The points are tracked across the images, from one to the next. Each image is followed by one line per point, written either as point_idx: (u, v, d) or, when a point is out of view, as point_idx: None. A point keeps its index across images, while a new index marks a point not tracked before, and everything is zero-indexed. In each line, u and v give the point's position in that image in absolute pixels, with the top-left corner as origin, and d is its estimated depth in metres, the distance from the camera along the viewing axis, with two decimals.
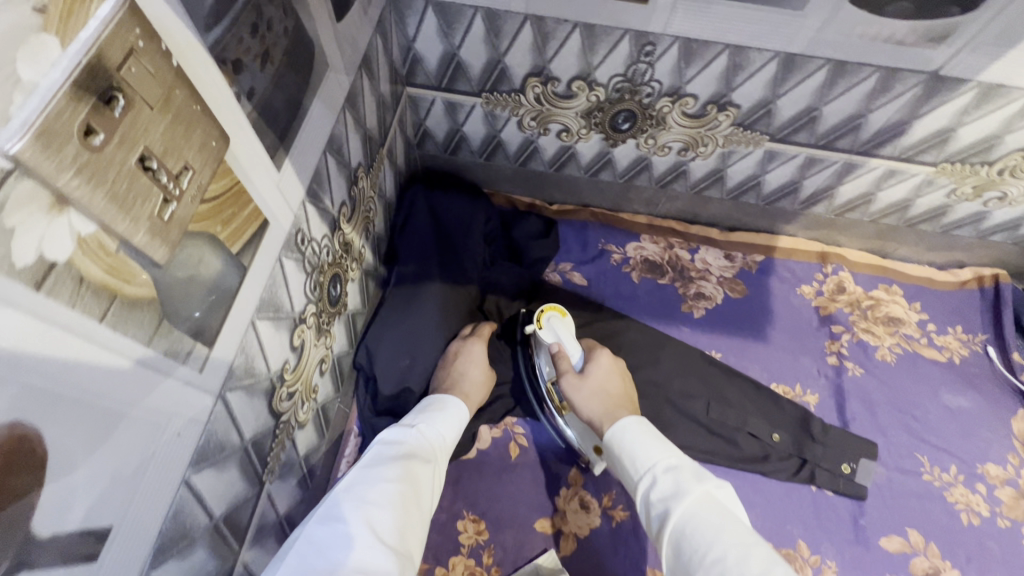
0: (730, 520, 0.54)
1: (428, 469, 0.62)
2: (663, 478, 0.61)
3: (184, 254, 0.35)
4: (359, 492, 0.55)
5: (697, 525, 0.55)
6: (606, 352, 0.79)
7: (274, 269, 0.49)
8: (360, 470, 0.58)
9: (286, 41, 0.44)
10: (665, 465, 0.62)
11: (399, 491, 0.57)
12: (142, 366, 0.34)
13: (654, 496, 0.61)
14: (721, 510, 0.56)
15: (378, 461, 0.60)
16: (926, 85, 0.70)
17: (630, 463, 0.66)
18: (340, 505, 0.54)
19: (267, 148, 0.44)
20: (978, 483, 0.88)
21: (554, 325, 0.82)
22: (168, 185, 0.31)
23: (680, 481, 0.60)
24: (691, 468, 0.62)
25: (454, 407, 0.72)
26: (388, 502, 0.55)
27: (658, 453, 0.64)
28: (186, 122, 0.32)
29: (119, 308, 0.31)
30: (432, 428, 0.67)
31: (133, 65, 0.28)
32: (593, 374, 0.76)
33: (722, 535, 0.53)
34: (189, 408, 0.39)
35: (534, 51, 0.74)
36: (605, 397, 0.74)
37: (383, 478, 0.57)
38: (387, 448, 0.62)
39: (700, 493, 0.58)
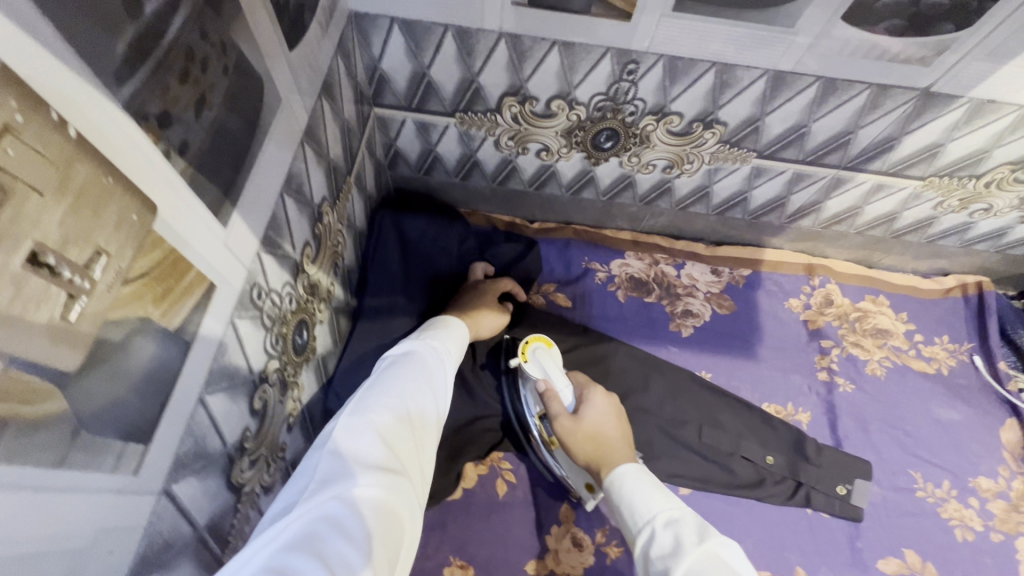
0: None
1: (447, 373, 0.58)
2: (663, 533, 0.55)
3: (105, 348, 0.30)
4: (381, 389, 0.50)
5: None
6: (600, 391, 0.76)
7: (226, 333, 0.44)
8: (379, 372, 0.53)
9: (228, 80, 0.39)
10: (666, 517, 0.57)
11: (423, 393, 0.52)
12: (55, 491, 0.28)
13: (653, 551, 0.55)
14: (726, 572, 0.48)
15: (399, 361, 0.55)
16: (918, 101, 0.67)
17: (628, 514, 0.60)
18: (361, 402, 0.48)
19: (210, 206, 0.38)
20: (971, 497, 0.87)
21: (539, 357, 0.80)
22: (74, 280, 0.26)
23: (681, 538, 0.53)
24: (695, 522, 0.55)
25: (460, 325, 0.67)
26: (414, 401, 0.51)
27: (659, 504, 0.58)
28: (94, 201, 0.27)
29: (16, 436, 0.25)
30: (447, 339, 0.62)
31: (11, 145, 0.22)
32: (588, 416, 0.73)
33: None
34: (122, 517, 0.34)
35: (510, 70, 0.69)
36: (601, 441, 0.70)
37: (404, 378, 0.52)
38: (404, 351, 0.56)
39: (702, 551, 0.51)
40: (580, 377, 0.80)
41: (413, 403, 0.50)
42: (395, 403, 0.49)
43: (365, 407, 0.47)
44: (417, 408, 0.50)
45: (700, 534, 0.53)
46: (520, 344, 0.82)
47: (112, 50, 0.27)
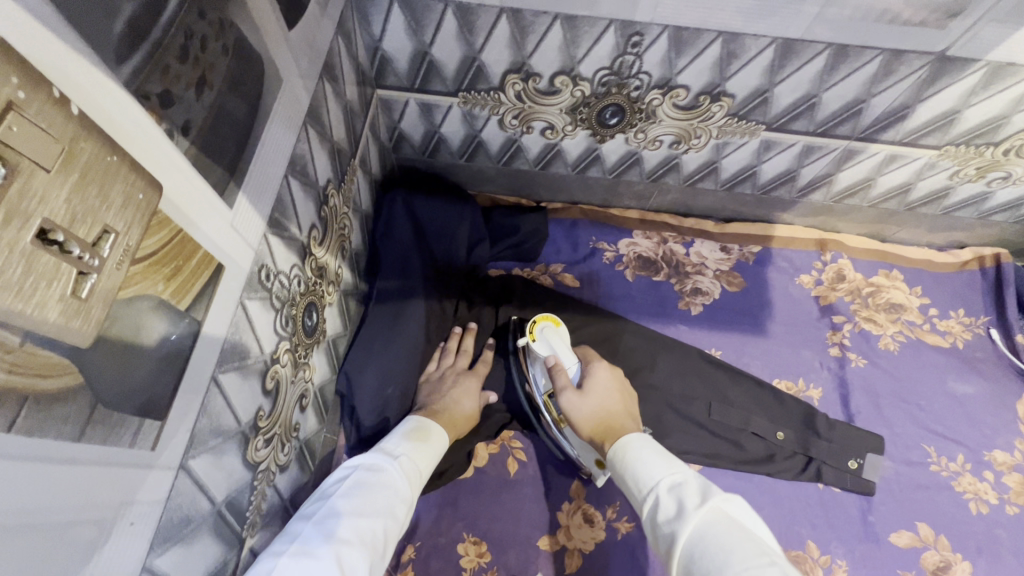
0: (742, 537, 0.47)
1: (406, 495, 0.58)
2: (667, 497, 0.54)
3: (119, 326, 0.30)
4: (331, 523, 0.50)
5: (706, 547, 0.48)
6: (604, 366, 0.76)
7: (236, 314, 0.44)
8: (334, 496, 0.54)
9: (228, 60, 0.39)
10: (671, 482, 0.55)
11: (373, 528, 0.52)
12: (75, 464, 0.29)
13: (660, 518, 0.54)
14: (733, 528, 0.48)
15: (356, 484, 0.56)
16: (932, 66, 0.65)
17: (634, 483, 0.59)
18: (307, 537, 0.49)
19: (215, 186, 0.39)
20: (986, 471, 0.86)
21: (547, 335, 0.79)
22: (85, 257, 0.26)
23: (685, 499, 0.53)
24: (699, 483, 0.54)
25: (439, 438, 0.68)
26: (359, 536, 0.50)
27: (662, 469, 0.57)
28: (100, 177, 0.27)
29: (35, 408, 0.26)
30: (413, 454, 0.62)
31: (15, 122, 0.22)
32: (591, 390, 0.73)
33: (736, 558, 0.45)
34: (143, 491, 0.35)
35: (512, 47, 0.68)
36: (606, 415, 0.70)
37: (355, 509, 0.53)
38: (364, 470, 0.58)
39: (705, 511, 0.50)
40: (586, 352, 0.80)
41: (359, 542, 0.50)
42: (342, 541, 0.49)
43: (309, 547, 0.48)
44: (358, 544, 0.50)
45: (704, 495, 0.52)
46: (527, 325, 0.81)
47: (109, 29, 0.27)
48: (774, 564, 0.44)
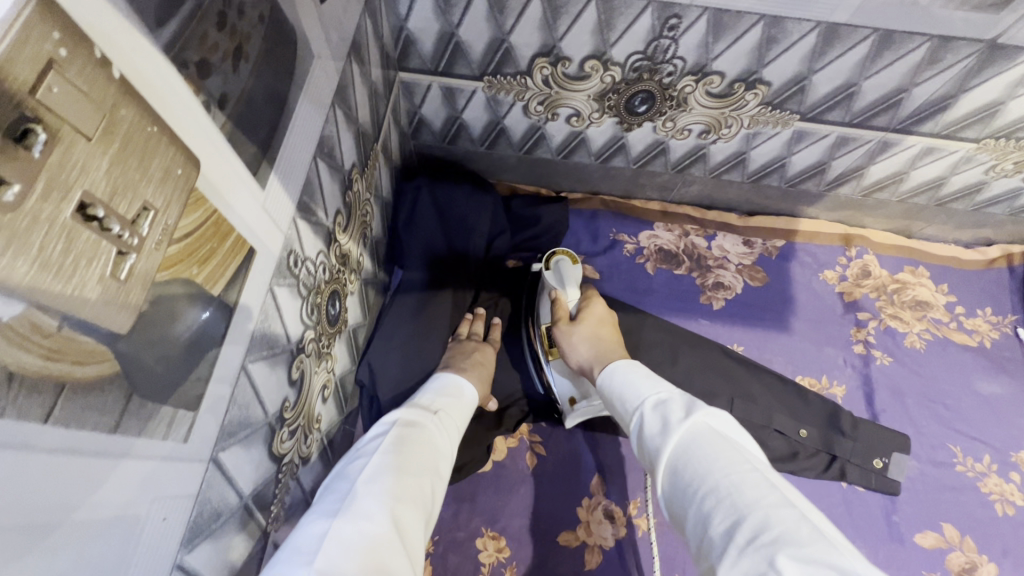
0: (727, 446, 0.44)
1: (446, 455, 0.58)
2: (651, 413, 0.51)
3: (156, 311, 0.29)
4: (383, 477, 0.50)
5: (688, 458, 0.44)
6: (603, 302, 0.74)
7: (265, 301, 0.42)
8: (381, 455, 0.52)
9: (263, 31, 0.37)
10: (654, 399, 0.52)
11: (422, 488, 0.52)
12: (110, 458, 0.27)
13: (643, 435, 0.50)
14: (717, 438, 0.45)
15: (401, 440, 0.55)
16: (981, 54, 0.63)
17: (621, 405, 0.56)
18: (362, 496, 0.47)
19: (249, 165, 0.37)
20: (1013, 472, 0.85)
21: (561, 268, 0.78)
22: (124, 236, 0.24)
23: (669, 413, 0.49)
24: (682, 397, 0.50)
25: (471, 399, 0.68)
26: (412, 493, 0.50)
27: (647, 389, 0.53)
28: (139, 150, 0.25)
29: (72, 400, 0.24)
30: (450, 415, 0.62)
31: (56, 82, 0.20)
32: (585, 318, 0.72)
33: (717, 467, 0.42)
34: (175, 485, 0.33)
35: (543, 29, 0.66)
36: (597, 340, 0.69)
37: (405, 469, 0.51)
38: (406, 429, 0.56)
39: (690, 424, 0.46)
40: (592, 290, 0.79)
41: (412, 502, 0.49)
42: (398, 498, 0.48)
43: (368, 507, 0.46)
44: (411, 503, 0.49)
45: (686, 408, 0.48)
46: (545, 253, 0.80)
47: None
48: (756, 470, 0.42)
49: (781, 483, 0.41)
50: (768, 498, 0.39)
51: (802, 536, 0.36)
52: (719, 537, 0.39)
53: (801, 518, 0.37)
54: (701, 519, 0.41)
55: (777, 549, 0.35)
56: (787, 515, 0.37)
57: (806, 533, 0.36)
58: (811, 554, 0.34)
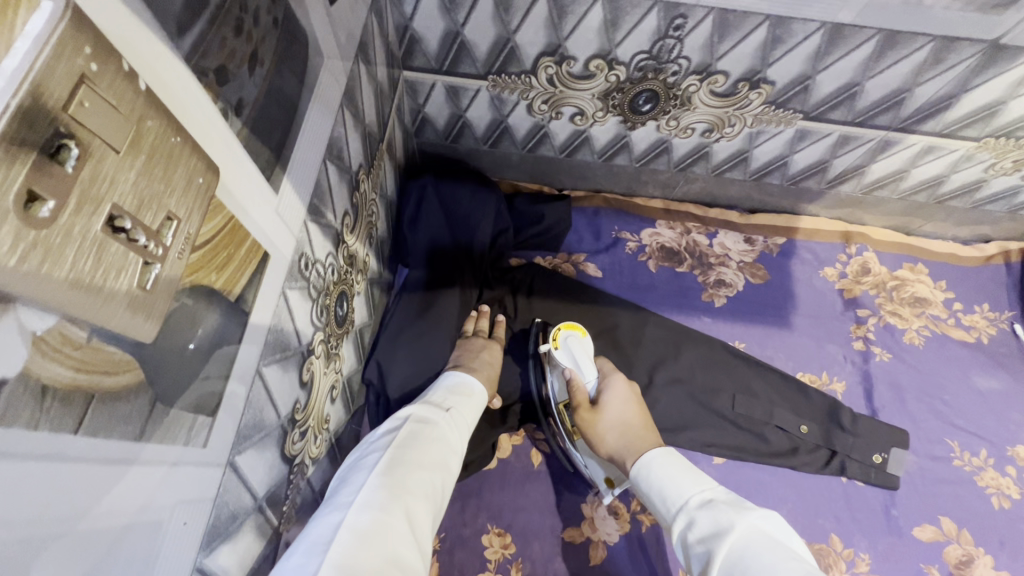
0: (782, 553, 0.45)
1: (456, 452, 0.59)
2: (697, 515, 0.53)
3: (177, 319, 0.29)
4: (393, 470, 0.50)
5: (742, 563, 0.46)
6: (622, 378, 0.75)
7: (278, 305, 0.43)
8: (391, 449, 0.53)
9: (276, 35, 0.37)
10: (700, 501, 0.54)
11: (432, 481, 0.52)
12: (136, 464, 0.28)
13: (693, 539, 0.52)
14: (769, 542, 0.46)
15: (412, 436, 0.55)
16: (983, 55, 0.63)
17: (662, 502, 0.58)
18: (374, 487, 0.48)
19: (263, 169, 0.37)
20: (1008, 466, 0.86)
21: (571, 345, 0.78)
22: (149, 246, 0.24)
23: (717, 516, 0.51)
24: (728, 500, 0.53)
25: (480, 395, 0.68)
26: (421, 487, 0.50)
27: (689, 487, 0.56)
28: (165, 161, 0.25)
29: (98, 409, 0.24)
30: (460, 411, 0.63)
31: (87, 97, 0.20)
32: (608, 404, 0.72)
33: (778, 574, 0.43)
34: (194, 490, 0.33)
35: (549, 28, 0.66)
36: (624, 430, 0.69)
37: (416, 463, 0.52)
38: (418, 425, 0.57)
39: (741, 527, 0.48)
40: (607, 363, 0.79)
41: (423, 496, 0.50)
42: (409, 491, 0.49)
43: (379, 498, 0.47)
44: (421, 496, 0.50)
45: (736, 509, 0.51)
46: (552, 329, 0.80)
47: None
48: None
49: None
50: None
51: None
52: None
53: None
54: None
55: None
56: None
57: None
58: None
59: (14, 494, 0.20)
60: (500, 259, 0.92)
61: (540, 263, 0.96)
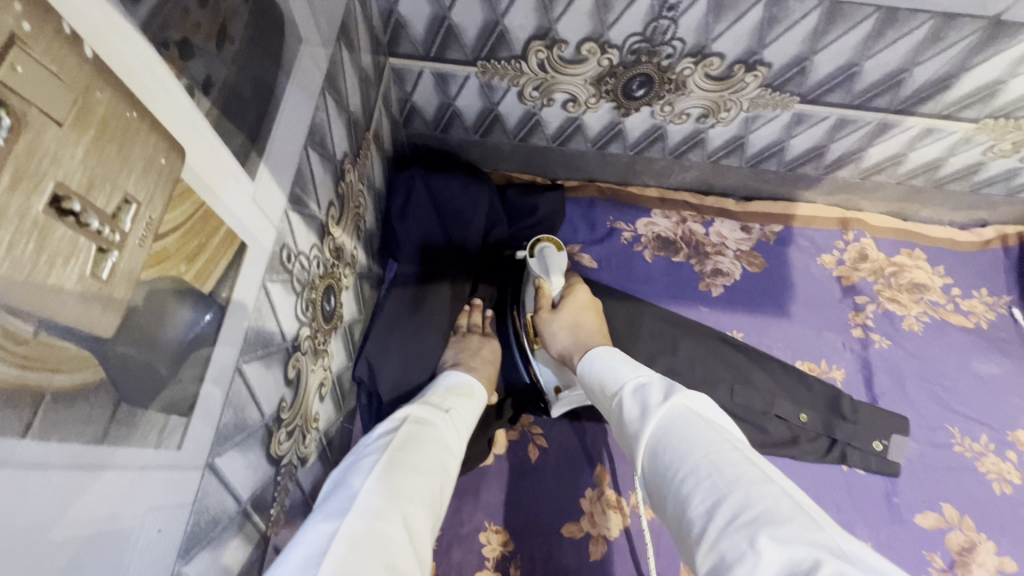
0: (706, 427, 0.43)
1: (455, 454, 0.57)
2: (631, 399, 0.50)
3: (142, 312, 0.27)
4: (391, 475, 0.48)
5: (667, 441, 0.44)
6: (586, 290, 0.76)
7: (258, 298, 0.40)
8: (389, 452, 0.51)
9: (248, 11, 0.35)
10: (635, 384, 0.51)
11: (431, 486, 0.50)
12: (99, 470, 0.25)
13: (623, 419, 0.50)
14: (695, 418, 0.44)
15: (410, 438, 0.53)
16: (983, 32, 0.62)
17: (603, 391, 0.55)
18: (371, 493, 0.46)
19: (237, 154, 0.34)
20: (1010, 451, 0.85)
21: (547, 255, 0.80)
22: (104, 231, 0.22)
23: (648, 398, 0.48)
24: (661, 381, 0.50)
25: (480, 397, 0.67)
26: (419, 492, 0.49)
27: (629, 374, 0.53)
28: (119, 137, 0.23)
29: (51, 411, 0.22)
30: (459, 413, 0.61)
31: (20, 61, 0.18)
32: (567, 306, 0.73)
33: (697, 447, 0.41)
34: (169, 495, 0.31)
35: (539, 10, 0.63)
36: (577, 329, 0.70)
37: (414, 467, 0.50)
38: (416, 426, 0.55)
39: (670, 407, 0.46)
40: (575, 276, 0.80)
41: (421, 502, 0.48)
42: (407, 497, 0.47)
43: (377, 505, 0.45)
44: (420, 501, 0.48)
45: (666, 391, 0.48)
46: (530, 242, 0.82)
47: None
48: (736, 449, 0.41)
49: (760, 460, 0.40)
50: (745, 473, 0.38)
51: (782, 514, 0.34)
52: (695, 520, 0.38)
53: (781, 494, 0.36)
54: (679, 503, 0.40)
55: (758, 529, 0.34)
56: (767, 492, 0.36)
57: (787, 507, 0.35)
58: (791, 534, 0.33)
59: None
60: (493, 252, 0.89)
61: None
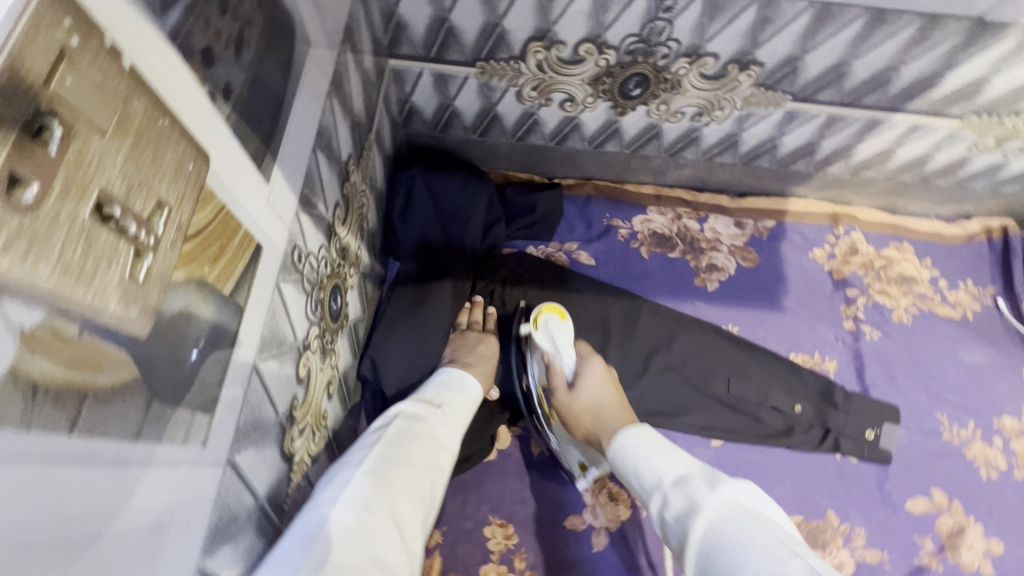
0: (759, 525, 0.44)
1: (448, 449, 0.58)
2: (673, 492, 0.51)
3: (170, 314, 0.27)
4: (384, 469, 0.49)
5: (720, 543, 0.45)
6: (599, 362, 0.75)
7: (273, 298, 0.41)
8: (383, 446, 0.52)
9: (261, 18, 0.35)
10: (674, 477, 0.52)
11: (422, 481, 0.51)
12: (135, 465, 0.26)
13: (667, 514, 0.51)
14: (746, 517, 0.45)
15: (403, 432, 0.55)
16: (968, 32, 0.64)
17: (637, 482, 0.56)
18: (363, 485, 0.47)
19: (254, 157, 0.35)
20: (995, 437, 0.88)
21: (551, 329, 0.79)
22: (140, 235, 0.23)
23: (692, 492, 0.49)
24: (703, 473, 0.52)
25: (475, 393, 0.68)
26: (409, 486, 0.50)
27: (663, 464, 0.54)
28: (152, 145, 0.24)
29: (93, 409, 0.23)
30: (453, 409, 0.63)
31: (69, 74, 0.19)
32: (584, 386, 0.74)
33: (753, 549, 0.42)
34: (195, 490, 0.32)
35: (538, 12, 0.65)
36: (598, 413, 0.72)
37: (406, 461, 0.51)
38: (409, 422, 0.56)
39: (717, 501, 0.47)
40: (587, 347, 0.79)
41: (412, 495, 0.49)
42: (398, 490, 0.48)
43: (368, 497, 0.46)
44: (409, 495, 0.49)
45: (710, 484, 0.50)
46: (533, 312, 0.81)
47: None
48: (794, 552, 0.42)
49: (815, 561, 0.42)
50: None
51: None
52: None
53: None
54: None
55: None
56: None
57: None
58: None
59: (6, 501, 0.19)
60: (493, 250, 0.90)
61: (532, 252, 0.95)
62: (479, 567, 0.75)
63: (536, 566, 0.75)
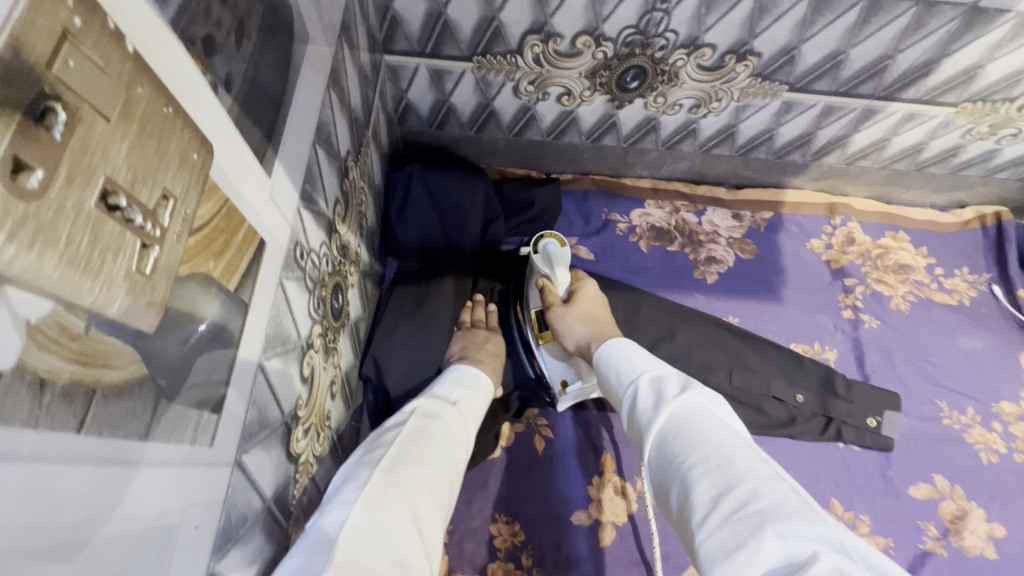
0: (719, 425, 0.44)
1: (464, 445, 0.57)
2: (645, 389, 0.51)
3: (177, 308, 0.27)
4: (402, 468, 0.49)
5: (679, 432, 0.44)
6: (595, 283, 0.75)
7: (276, 296, 0.40)
8: (400, 444, 0.52)
9: (260, 9, 0.35)
10: (651, 375, 0.52)
11: (441, 479, 0.51)
12: (144, 465, 0.26)
13: (635, 408, 0.50)
14: (707, 416, 0.45)
15: (420, 430, 0.54)
16: (963, 19, 0.64)
17: (616, 378, 0.56)
18: (382, 484, 0.47)
19: (255, 150, 0.34)
20: (995, 422, 0.89)
21: (549, 250, 0.78)
22: (146, 227, 0.22)
23: (663, 389, 0.49)
24: (678, 375, 0.50)
25: (488, 389, 0.68)
26: (428, 483, 0.49)
27: (644, 365, 0.54)
28: (157, 134, 0.23)
29: (102, 407, 0.22)
30: (468, 405, 0.62)
31: (72, 56, 0.18)
32: (580, 300, 0.73)
33: (708, 439, 0.42)
34: (204, 491, 0.32)
35: (534, 5, 0.64)
36: (591, 322, 0.70)
37: (424, 459, 0.51)
38: (425, 420, 0.56)
39: (684, 400, 0.47)
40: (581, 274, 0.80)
41: (432, 493, 0.49)
42: (417, 488, 0.48)
43: (386, 497, 0.45)
44: (429, 494, 0.48)
45: (682, 386, 0.49)
46: (533, 236, 0.81)
47: None
48: (748, 448, 0.42)
49: (770, 460, 0.41)
50: (755, 468, 0.39)
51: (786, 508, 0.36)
52: (700, 498, 0.39)
53: (790, 492, 0.37)
54: (684, 489, 0.41)
55: (762, 520, 0.35)
56: (774, 489, 0.37)
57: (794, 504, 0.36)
58: (800, 526, 0.34)
59: (14, 505, 0.18)
60: (493, 247, 0.89)
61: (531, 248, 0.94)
62: (487, 565, 0.74)
63: (544, 563, 0.75)
